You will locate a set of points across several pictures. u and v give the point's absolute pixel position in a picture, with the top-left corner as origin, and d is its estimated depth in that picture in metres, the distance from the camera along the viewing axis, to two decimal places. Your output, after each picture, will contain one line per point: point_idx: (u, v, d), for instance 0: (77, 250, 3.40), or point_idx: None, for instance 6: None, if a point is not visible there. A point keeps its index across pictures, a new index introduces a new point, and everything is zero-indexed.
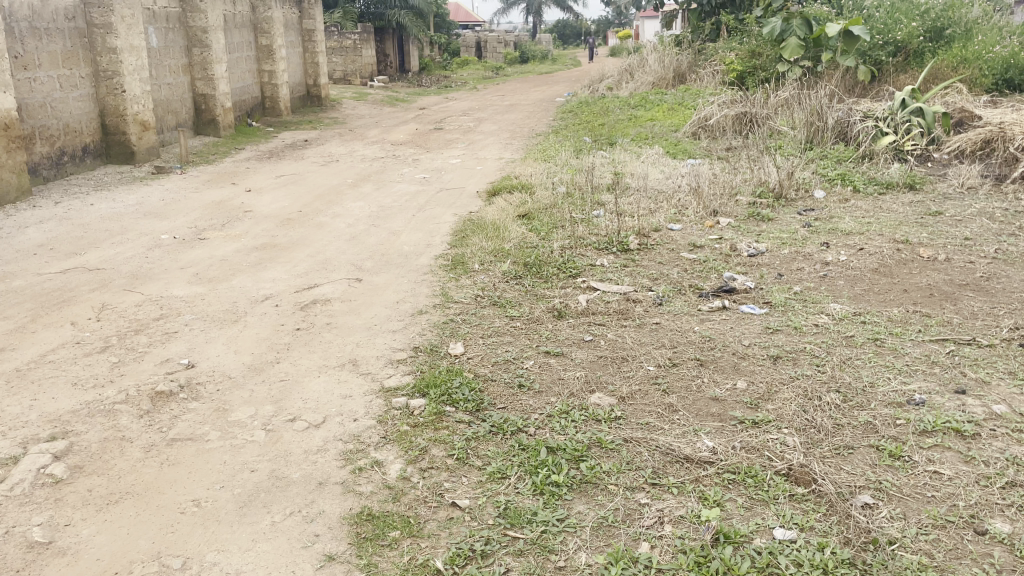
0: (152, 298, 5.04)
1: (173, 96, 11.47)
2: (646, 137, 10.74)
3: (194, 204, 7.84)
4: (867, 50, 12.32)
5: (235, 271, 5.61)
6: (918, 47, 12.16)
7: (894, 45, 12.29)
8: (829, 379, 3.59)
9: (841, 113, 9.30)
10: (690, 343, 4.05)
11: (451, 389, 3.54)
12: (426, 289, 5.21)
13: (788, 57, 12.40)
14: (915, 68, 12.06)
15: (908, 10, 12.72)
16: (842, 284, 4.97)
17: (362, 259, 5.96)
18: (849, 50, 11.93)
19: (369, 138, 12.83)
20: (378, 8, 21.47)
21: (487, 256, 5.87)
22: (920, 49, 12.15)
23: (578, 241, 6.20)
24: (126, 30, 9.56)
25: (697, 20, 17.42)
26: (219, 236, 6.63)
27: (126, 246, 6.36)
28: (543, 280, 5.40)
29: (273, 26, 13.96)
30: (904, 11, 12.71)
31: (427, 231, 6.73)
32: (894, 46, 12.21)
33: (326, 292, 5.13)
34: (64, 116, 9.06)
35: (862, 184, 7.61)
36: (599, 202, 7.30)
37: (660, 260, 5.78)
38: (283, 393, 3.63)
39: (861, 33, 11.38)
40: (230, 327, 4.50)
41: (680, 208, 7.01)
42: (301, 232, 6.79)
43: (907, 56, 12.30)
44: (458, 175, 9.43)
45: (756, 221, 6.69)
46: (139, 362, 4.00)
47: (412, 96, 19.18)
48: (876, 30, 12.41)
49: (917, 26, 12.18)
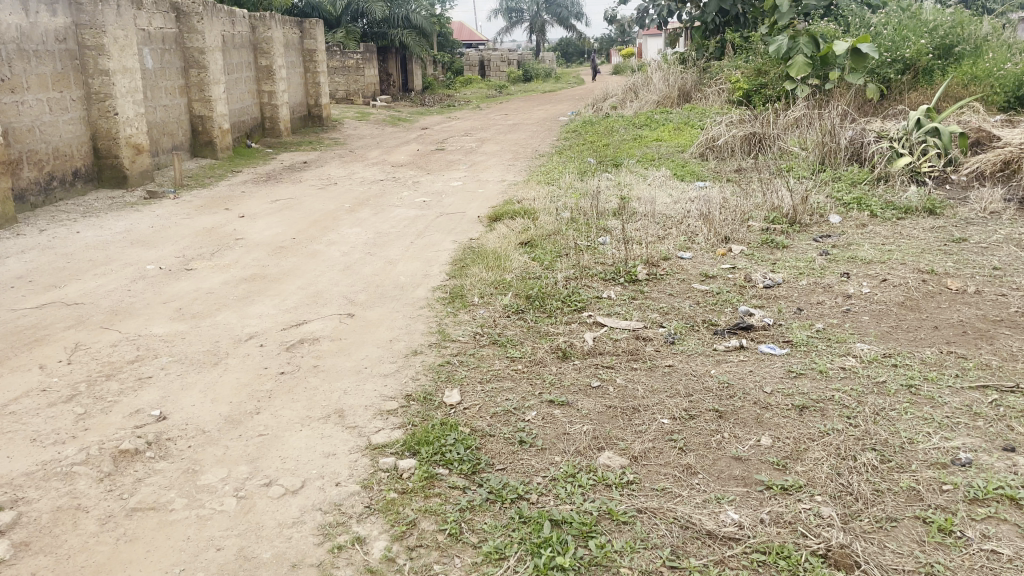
0: (130, 337, 4.73)
1: (170, 118, 11.22)
2: (652, 157, 10.45)
3: (184, 232, 7.55)
4: (875, 67, 12.03)
5: (220, 306, 5.30)
6: (927, 64, 11.92)
7: (903, 63, 12.00)
8: (864, 435, 3.24)
9: (854, 133, 8.99)
10: (708, 390, 3.70)
11: (445, 447, 3.21)
12: (421, 325, 4.88)
13: (795, 75, 12.10)
14: (925, 85, 11.78)
15: (916, 27, 12.48)
16: (867, 320, 4.63)
17: (355, 291, 5.64)
18: (858, 68, 11.65)
19: (369, 159, 12.56)
20: (380, 27, 21.21)
21: (487, 288, 5.54)
22: (930, 66, 11.90)
23: (583, 271, 5.88)
24: (119, 52, 9.32)
25: (702, 40, 17.26)
26: (207, 267, 6.32)
27: (109, 278, 6.05)
28: (546, 315, 5.08)
29: (273, 46, 13.75)
30: (912, 28, 12.47)
31: (425, 260, 6.42)
32: (903, 63, 11.95)
33: (315, 329, 4.81)
34: (54, 139, 8.80)
35: (880, 209, 7.29)
36: (605, 228, 6.98)
37: (670, 292, 5.46)
38: (260, 451, 3.30)
39: (869, 50, 11.10)
40: (209, 371, 4.18)
41: (690, 235, 6.69)
42: (294, 262, 6.49)
43: (916, 74, 12.01)
44: (459, 198, 9.13)
45: (771, 248, 6.36)
46: (106, 413, 3.68)
47: (414, 115, 18.96)
48: (884, 47, 12.17)
49: (926, 43, 11.96)
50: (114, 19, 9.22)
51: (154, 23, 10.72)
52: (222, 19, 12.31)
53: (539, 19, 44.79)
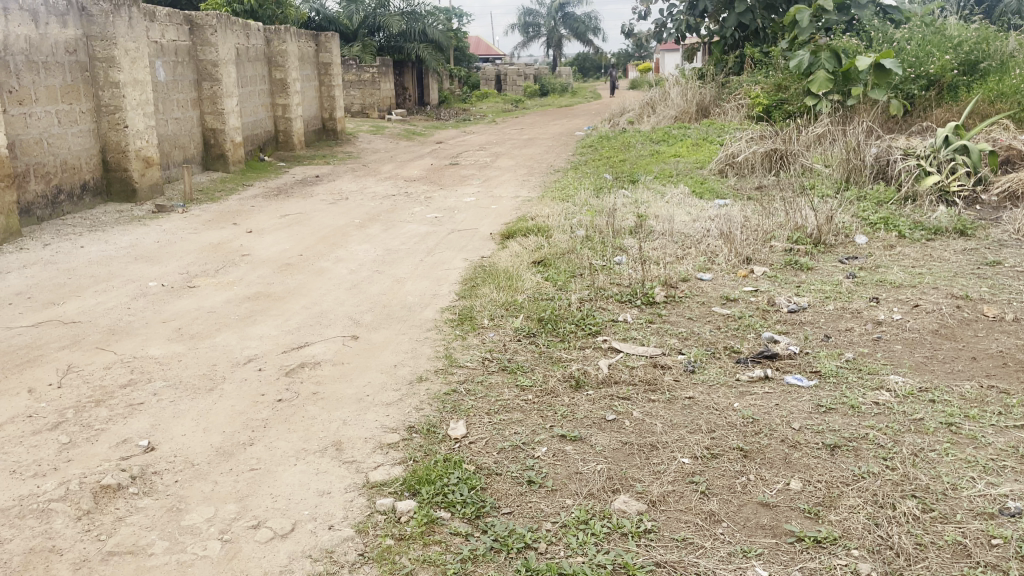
0: (124, 359, 4.54)
1: (182, 131, 11.11)
2: (670, 174, 10.23)
3: (190, 247, 7.39)
4: (898, 84, 11.79)
5: (221, 327, 5.11)
6: (952, 80, 11.64)
7: (927, 79, 11.76)
8: (903, 480, 2.99)
9: (879, 150, 8.71)
10: (731, 426, 3.45)
11: (447, 487, 2.98)
12: (428, 349, 4.67)
13: (816, 91, 12.00)
14: (950, 101, 11.51)
15: (940, 42, 12.22)
16: (900, 349, 4.38)
17: (361, 312, 5.44)
18: (880, 84, 11.42)
19: (382, 173, 12.40)
20: (396, 41, 21.13)
21: (498, 310, 5.32)
22: (955, 82, 11.62)
23: (598, 292, 5.65)
24: (130, 64, 9.22)
25: (720, 54, 17.06)
26: (210, 284, 6.14)
27: (108, 295, 5.88)
28: (559, 339, 4.85)
29: (288, 59, 13.66)
30: (936, 43, 12.21)
31: (434, 279, 6.21)
32: (927, 79, 11.70)
33: (317, 353, 4.60)
34: (62, 152, 8.69)
35: (908, 230, 7.02)
36: (621, 247, 6.75)
37: (689, 316, 5.22)
38: (250, 487, 3.09)
39: (892, 66, 10.86)
40: (204, 397, 3.98)
41: (709, 255, 6.44)
42: (300, 279, 6.30)
43: (941, 90, 11.73)
44: (472, 215, 8.94)
45: (795, 270, 6.11)
46: (92, 442, 3.49)
47: (429, 129, 18.83)
48: (907, 62, 11.92)
49: (951, 59, 11.70)
50: (126, 31, 9.12)
51: (167, 36, 10.63)
52: (236, 32, 12.23)
53: (556, 34, 44.78)
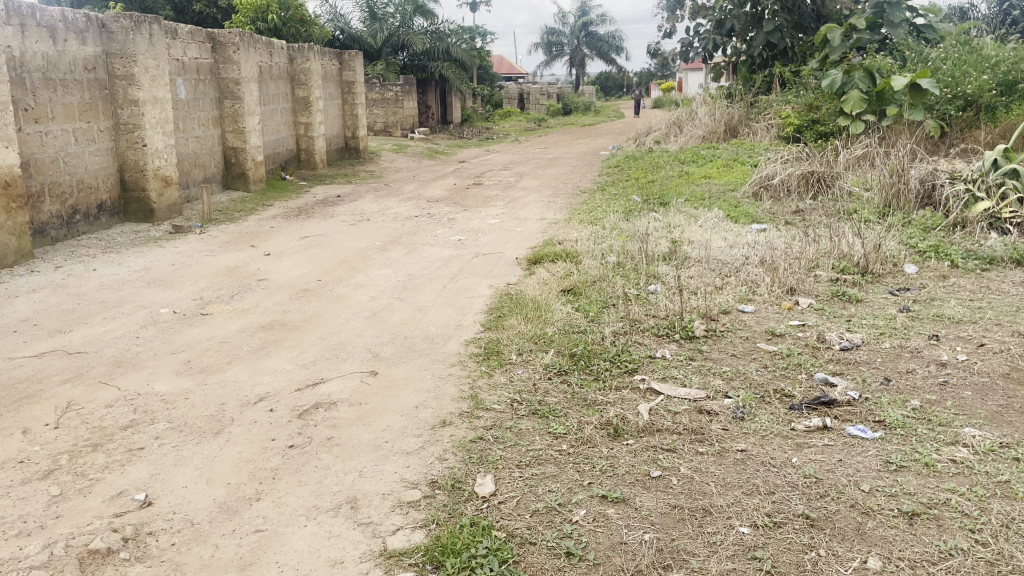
0: (128, 396, 4.24)
1: (202, 150, 10.91)
2: (702, 196, 9.86)
3: (205, 271, 7.12)
4: (934, 104, 11.40)
5: (232, 360, 4.80)
6: (990, 100, 11.19)
7: (964, 99, 11.30)
8: (997, 559, 2.63)
9: (925, 173, 8.29)
10: (792, 487, 3.09)
11: (476, 560, 2.66)
12: (451, 388, 4.32)
13: (850, 110, 11.67)
14: (990, 122, 11.08)
15: (976, 62, 11.83)
16: (971, 396, 3.98)
17: (380, 344, 5.11)
18: (916, 105, 11.06)
19: (404, 193, 12.14)
20: (420, 60, 20.99)
21: (526, 344, 4.97)
22: (993, 103, 11.17)
23: (633, 325, 5.29)
24: (150, 82, 9.04)
25: (747, 74, 16.74)
26: (224, 312, 5.86)
27: (117, 323, 5.61)
28: (594, 378, 4.49)
29: (311, 78, 13.49)
30: (973, 63, 11.81)
31: (458, 308, 5.89)
32: (963, 100, 11.24)
33: (333, 391, 4.27)
34: (78, 171, 8.49)
35: (961, 259, 6.62)
36: (655, 275, 6.39)
37: (733, 353, 4.85)
38: (255, 553, 2.77)
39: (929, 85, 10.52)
40: (209, 442, 3.65)
41: (750, 285, 6.07)
42: (317, 307, 5.99)
43: (978, 111, 11.28)
44: (496, 238, 8.62)
45: (843, 302, 5.73)
46: (84, 496, 3.18)
47: (453, 148, 18.60)
48: (943, 83, 11.51)
49: (988, 79, 11.28)
50: (146, 48, 8.95)
51: (188, 53, 10.46)
52: (259, 50, 12.06)
53: (579, 53, 44.67)
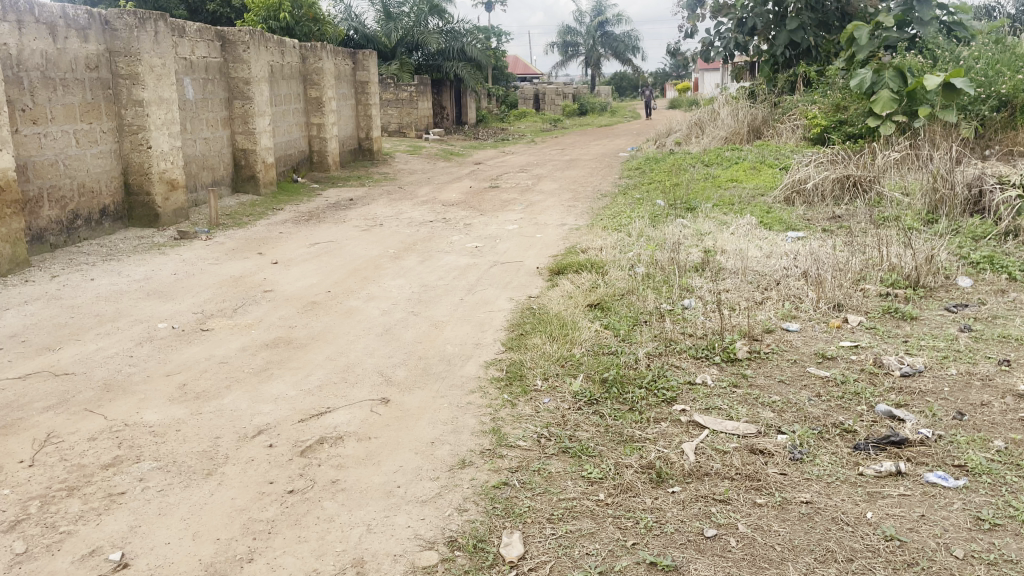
0: (115, 427, 3.84)
1: (211, 152, 10.54)
2: (731, 201, 9.40)
3: (208, 281, 6.73)
4: (967, 104, 10.90)
5: (231, 385, 4.40)
6: None
7: (998, 99, 10.78)
8: None
9: (972, 176, 7.81)
10: (873, 554, 2.66)
11: None
12: (471, 420, 3.87)
13: (880, 111, 11.22)
14: None
15: (1011, 62, 11.31)
16: None
17: (393, 366, 4.68)
18: (950, 105, 10.61)
19: (419, 197, 11.72)
20: (435, 60, 20.61)
21: (553, 366, 4.53)
22: None
23: (668, 345, 4.85)
24: (155, 82, 8.66)
25: (770, 73, 16.25)
26: (226, 327, 5.46)
27: (111, 339, 5.22)
28: (629, 407, 4.05)
29: (324, 77, 13.09)
30: (1007, 61, 11.30)
31: (476, 324, 5.46)
32: (998, 99, 10.72)
33: (339, 423, 3.84)
34: (80, 174, 8.12)
35: (1020, 271, 6.13)
36: (688, 288, 5.94)
37: (781, 379, 4.40)
38: None
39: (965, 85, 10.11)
40: (199, 487, 3.24)
41: (793, 301, 5.61)
42: (325, 322, 5.58)
43: (1014, 111, 10.74)
44: (516, 244, 8.19)
45: (896, 320, 5.27)
46: (53, 554, 2.78)
47: (468, 149, 18.19)
48: (976, 82, 11.01)
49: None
50: (151, 46, 8.58)
51: (197, 52, 10.08)
52: (270, 49, 11.68)
53: (595, 53, 44.19)
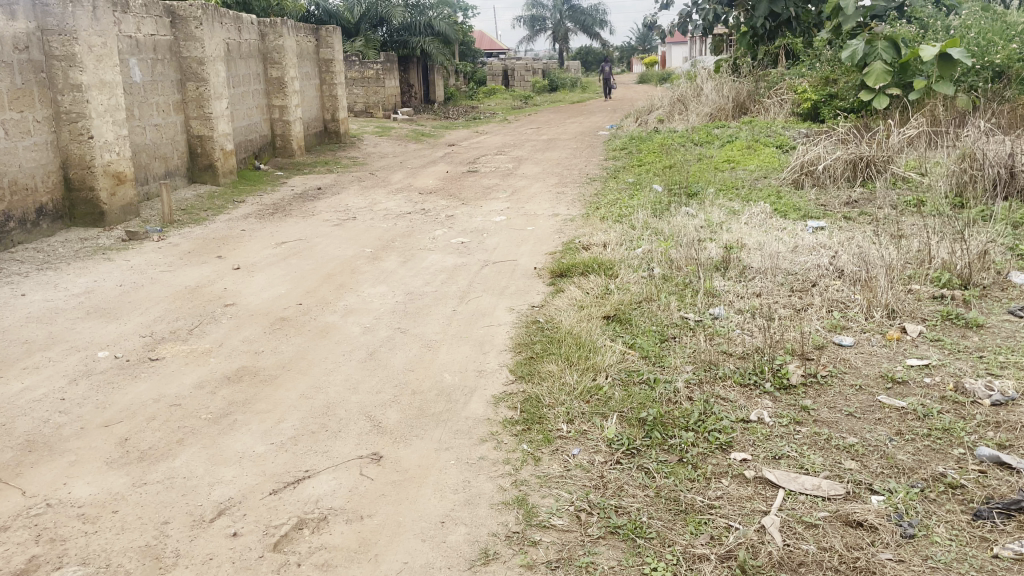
0: (35, 509, 3.00)
1: (163, 140, 9.55)
2: (735, 185, 8.67)
3: (160, 293, 5.85)
4: (960, 76, 10.26)
5: (183, 439, 3.56)
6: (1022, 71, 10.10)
7: (993, 70, 10.25)
8: None
9: (1001, 153, 7.14)
10: None
11: None
12: (488, 485, 3.10)
13: (873, 85, 10.36)
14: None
15: (1000, 31, 10.78)
16: None
17: (381, 405, 3.88)
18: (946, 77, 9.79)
19: (393, 184, 10.85)
20: (400, 35, 19.55)
21: (576, 403, 3.75)
22: None
23: (708, 370, 4.09)
24: (94, 64, 7.67)
25: (750, 45, 15.35)
26: (180, 356, 4.60)
27: (40, 376, 4.34)
28: (679, 459, 3.29)
29: (286, 56, 12.08)
30: (997, 31, 10.78)
31: (475, 343, 4.67)
32: (993, 70, 10.19)
33: (322, 495, 3.04)
34: (11, 170, 7.15)
35: None
36: (714, 293, 5.20)
37: (850, 412, 3.68)
38: None
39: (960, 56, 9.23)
40: None
41: (838, 308, 4.90)
42: (297, 345, 4.74)
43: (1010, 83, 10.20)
44: (506, 240, 7.40)
45: (960, 328, 4.58)
46: None
47: (440, 130, 17.25)
48: (970, 52, 10.43)
49: (1016, 48, 10.27)
50: (89, 24, 7.57)
51: (143, 29, 9.06)
52: (225, 25, 10.64)
53: (562, 27, 43.15)
